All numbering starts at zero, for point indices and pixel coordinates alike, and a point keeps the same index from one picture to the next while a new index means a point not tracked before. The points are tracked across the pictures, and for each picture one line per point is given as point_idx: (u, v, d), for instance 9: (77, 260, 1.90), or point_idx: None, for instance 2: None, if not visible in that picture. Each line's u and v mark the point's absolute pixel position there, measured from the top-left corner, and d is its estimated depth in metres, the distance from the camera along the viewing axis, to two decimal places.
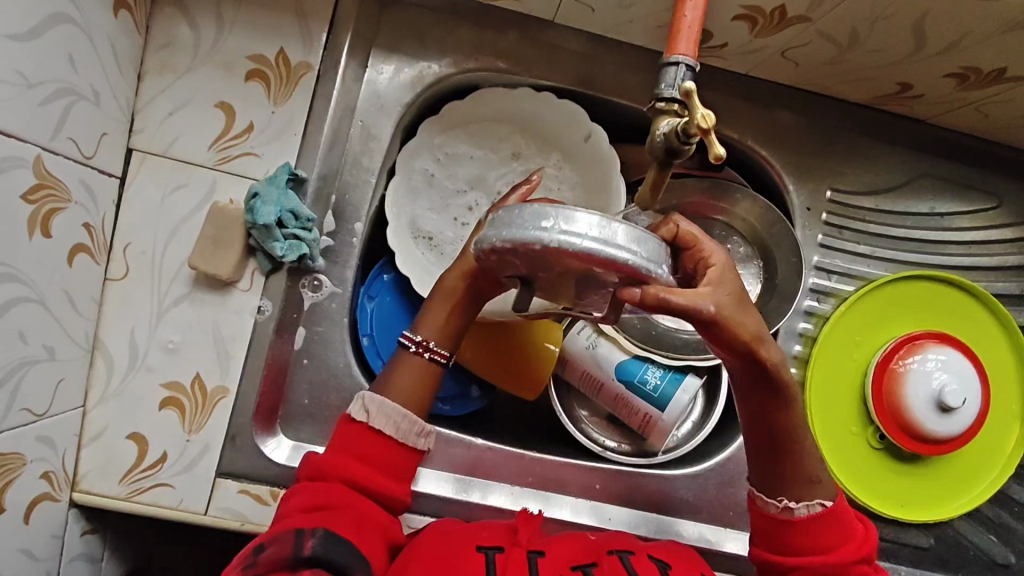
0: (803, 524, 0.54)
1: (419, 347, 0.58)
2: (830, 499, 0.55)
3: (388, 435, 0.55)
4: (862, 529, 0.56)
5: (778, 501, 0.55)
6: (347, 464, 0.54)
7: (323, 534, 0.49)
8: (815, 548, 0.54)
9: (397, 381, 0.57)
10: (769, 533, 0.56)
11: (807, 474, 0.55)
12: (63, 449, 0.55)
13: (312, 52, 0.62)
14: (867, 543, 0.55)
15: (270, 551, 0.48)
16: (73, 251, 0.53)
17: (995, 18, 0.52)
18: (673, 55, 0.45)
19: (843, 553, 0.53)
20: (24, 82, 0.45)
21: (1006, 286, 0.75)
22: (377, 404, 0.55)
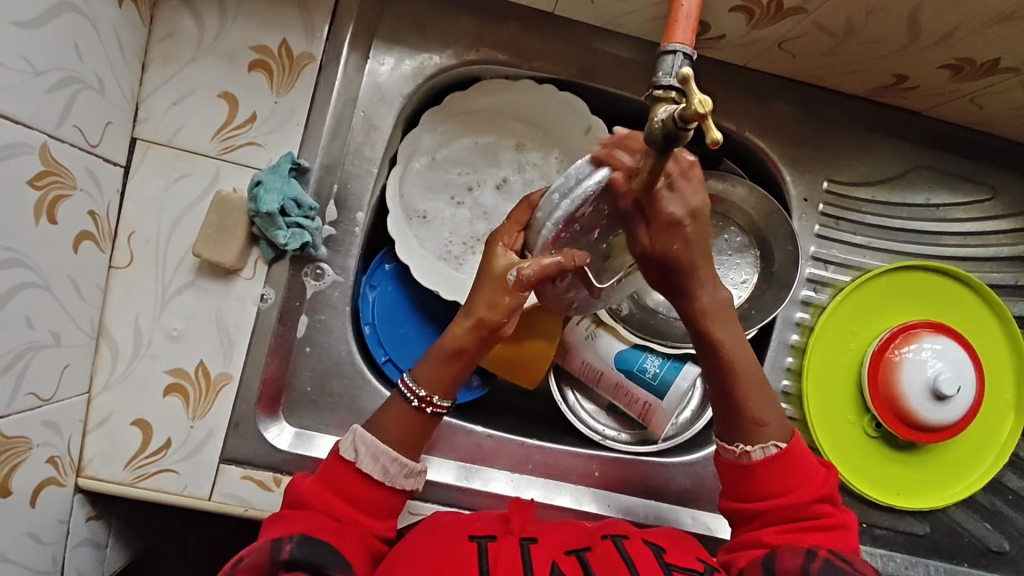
0: (759, 467, 0.56)
1: (421, 401, 0.57)
2: (784, 439, 0.57)
3: (376, 479, 0.55)
4: (825, 473, 0.57)
5: (736, 447, 0.57)
6: (329, 496, 0.55)
7: (299, 539, 0.50)
8: (775, 491, 0.55)
9: (390, 424, 0.57)
10: (732, 484, 0.57)
11: (751, 419, 0.57)
12: (68, 434, 0.56)
13: (314, 43, 0.62)
14: (827, 484, 0.56)
15: (249, 558, 0.49)
16: (78, 238, 0.54)
17: (987, 9, 0.53)
18: (671, 44, 0.46)
19: (801, 494, 0.55)
20: (31, 70, 0.46)
21: (1001, 277, 0.76)
22: (367, 446, 0.56)
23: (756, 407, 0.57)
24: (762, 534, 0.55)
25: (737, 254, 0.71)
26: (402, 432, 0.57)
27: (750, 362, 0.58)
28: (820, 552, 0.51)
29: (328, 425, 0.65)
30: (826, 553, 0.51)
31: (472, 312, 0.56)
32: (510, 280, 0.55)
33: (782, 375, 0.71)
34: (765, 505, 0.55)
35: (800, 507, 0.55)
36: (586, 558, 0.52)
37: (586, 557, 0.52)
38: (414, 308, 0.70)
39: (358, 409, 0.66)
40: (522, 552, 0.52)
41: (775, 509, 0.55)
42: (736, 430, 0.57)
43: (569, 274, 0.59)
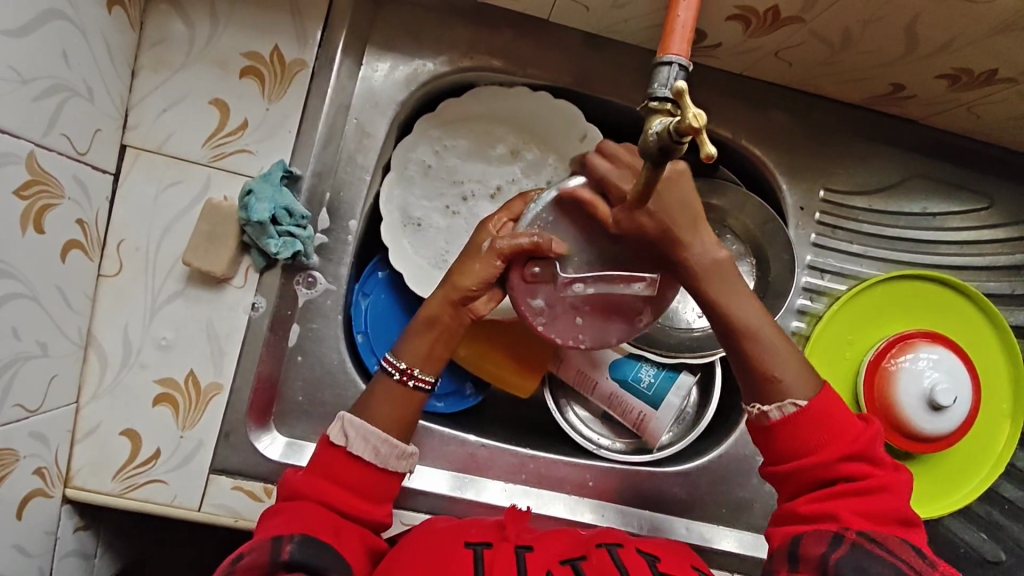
0: (781, 426, 0.53)
1: (403, 375, 0.57)
2: (803, 396, 0.53)
3: (367, 461, 0.55)
4: (857, 428, 0.53)
5: (753, 408, 0.55)
6: (323, 485, 0.54)
7: (299, 540, 0.49)
8: (804, 453, 0.53)
9: (377, 406, 0.57)
10: (763, 442, 0.55)
11: (765, 376, 0.54)
12: (55, 445, 0.55)
13: (306, 49, 0.61)
14: (859, 441, 0.52)
15: (248, 558, 0.48)
16: (66, 247, 0.53)
17: (986, 21, 0.53)
18: (667, 54, 0.45)
19: (831, 457, 0.52)
20: (17, 78, 0.45)
21: (998, 286, 0.75)
22: (354, 428, 0.55)
23: (768, 361, 0.54)
24: (797, 505, 0.53)
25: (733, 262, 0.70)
26: (390, 415, 0.56)
27: (754, 304, 0.55)
28: (848, 536, 0.50)
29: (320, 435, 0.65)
30: (854, 536, 0.49)
31: (448, 282, 0.58)
32: (484, 249, 0.56)
33: None
34: (795, 472, 0.53)
35: (831, 468, 0.52)
36: (580, 567, 0.52)
37: (581, 567, 0.52)
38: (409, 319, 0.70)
39: None
40: (517, 560, 0.51)
41: (806, 475, 0.53)
42: (754, 388, 0.54)
43: (543, 270, 0.55)
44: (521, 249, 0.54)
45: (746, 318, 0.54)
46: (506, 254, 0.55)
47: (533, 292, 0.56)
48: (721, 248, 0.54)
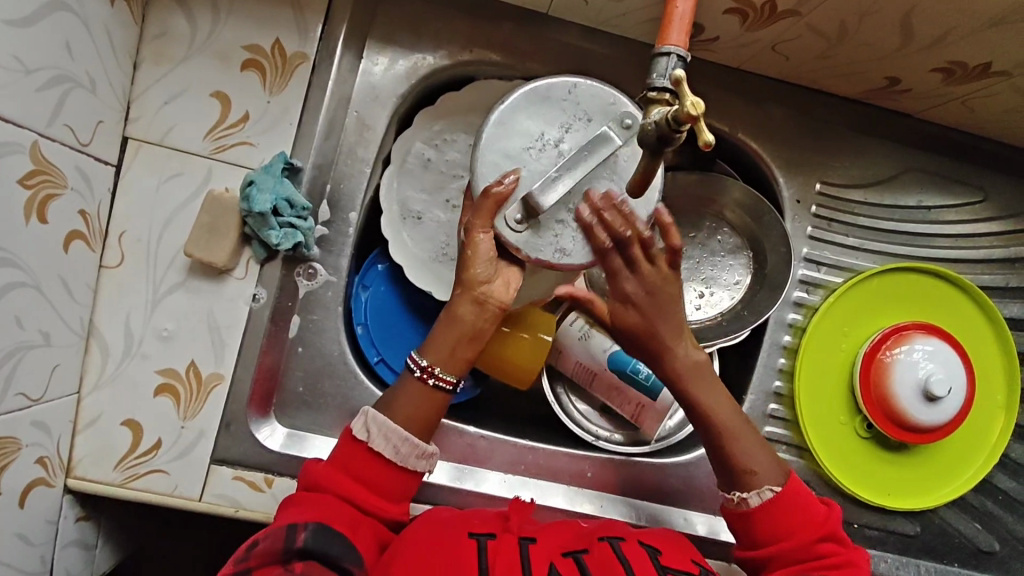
0: (760, 511, 0.56)
1: (424, 372, 0.57)
2: (778, 482, 0.57)
3: (387, 459, 0.55)
4: (825, 509, 0.57)
5: (733, 495, 0.57)
6: (343, 478, 0.54)
7: (314, 528, 0.50)
8: (777, 535, 0.55)
9: (401, 404, 0.57)
10: (739, 528, 0.58)
11: (740, 466, 0.57)
12: (57, 435, 0.56)
13: (307, 43, 0.62)
14: (828, 522, 0.56)
15: (264, 543, 0.49)
16: (68, 237, 0.53)
17: (978, 15, 0.53)
18: (665, 46, 0.46)
19: (802, 535, 0.55)
20: (22, 68, 0.46)
21: (992, 278, 0.76)
22: (377, 425, 0.55)
23: (745, 456, 0.57)
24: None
25: (727, 256, 0.72)
26: (413, 415, 0.57)
27: (730, 406, 0.58)
28: None
29: (320, 425, 0.65)
30: None
31: (462, 283, 0.57)
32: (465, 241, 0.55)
33: (774, 376, 0.72)
34: (771, 551, 0.55)
35: (807, 547, 0.55)
36: (582, 560, 0.53)
37: (583, 560, 0.53)
38: (407, 310, 0.71)
39: (352, 409, 0.66)
40: (520, 550, 0.52)
41: (781, 553, 0.55)
42: (731, 477, 0.58)
43: (523, 214, 0.54)
44: (490, 208, 0.53)
45: (721, 419, 0.58)
46: (488, 226, 0.54)
47: (536, 239, 0.55)
48: (702, 350, 0.58)
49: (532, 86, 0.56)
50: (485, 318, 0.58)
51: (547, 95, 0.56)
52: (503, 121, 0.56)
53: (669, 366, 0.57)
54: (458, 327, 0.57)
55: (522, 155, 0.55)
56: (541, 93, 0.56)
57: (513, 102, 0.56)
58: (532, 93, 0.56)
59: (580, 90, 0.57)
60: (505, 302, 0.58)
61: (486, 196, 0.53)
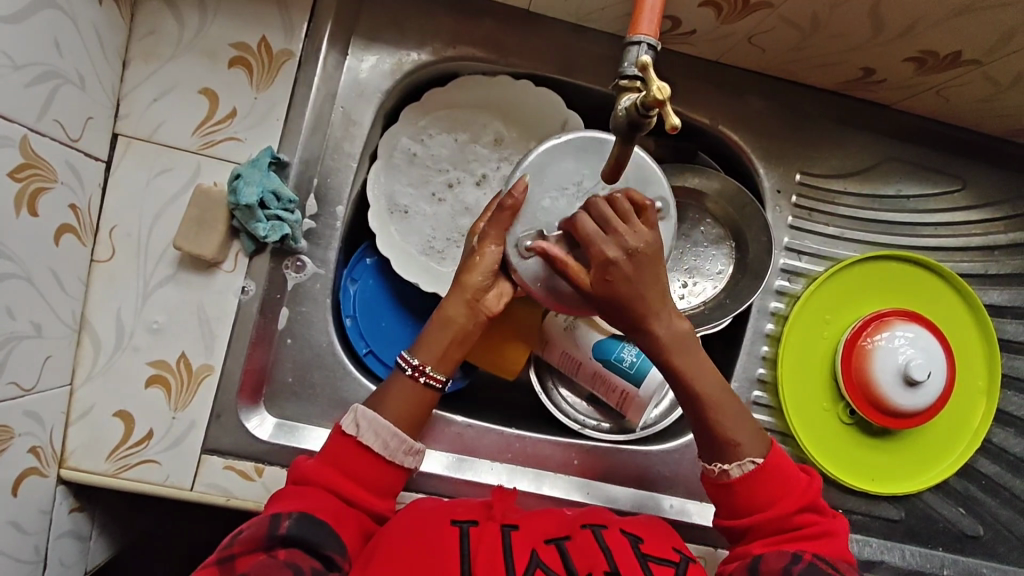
0: (739, 482, 0.57)
1: (414, 371, 0.58)
2: (760, 456, 0.58)
3: (376, 453, 0.56)
4: (804, 480, 0.59)
5: (715, 467, 0.58)
6: (331, 473, 0.55)
7: (298, 516, 0.51)
8: (758, 507, 0.57)
9: (390, 404, 0.58)
10: (721, 501, 0.59)
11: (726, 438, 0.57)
12: (50, 425, 0.57)
13: (293, 40, 0.63)
14: (807, 493, 0.58)
15: (249, 530, 0.50)
16: (59, 231, 0.55)
17: (944, 4, 0.55)
18: (636, 35, 0.48)
19: (785, 506, 0.57)
20: (10, 64, 0.47)
21: (972, 266, 0.77)
22: (367, 421, 0.56)
23: (730, 427, 0.57)
24: (750, 547, 0.57)
25: (711, 245, 0.73)
26: (401, 412, 0.58)
27: (715, 379, 0.58)
28: (804, 555, 0.54)
29: (309, 416, 0.66)
30: (810, 557, 0.54)
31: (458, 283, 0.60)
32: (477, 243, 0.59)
33: (757, 364, 0.73)
34: (753, 522, 0.57)
35: (789, 518, 0.57)
36: (565, 547, 0.53)
37: (565, 547, 0.53)
38: (395, 302, 0.72)
39: (341, 400, 0.67)
40: (503, 539, 0.53)
41: (764, 524, 0.56)
42: (713, 450, 0.58)
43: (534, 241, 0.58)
44: (506, 217, 0.57)
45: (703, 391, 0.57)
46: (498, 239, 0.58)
47: (537, 271, 0.58)
48: (686, 321, 0.57)
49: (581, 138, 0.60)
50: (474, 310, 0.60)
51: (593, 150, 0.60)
52: (553, 153, 0.59)
53: (651, 339, 0.56)
54: (444, 321, 0.59)
55: (554, 194, 0.59)
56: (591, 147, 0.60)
57: (569, 140, 0.60)
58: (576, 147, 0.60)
59: (630, 160, 0.60)
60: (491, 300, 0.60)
61: (502, 207, 0.58)
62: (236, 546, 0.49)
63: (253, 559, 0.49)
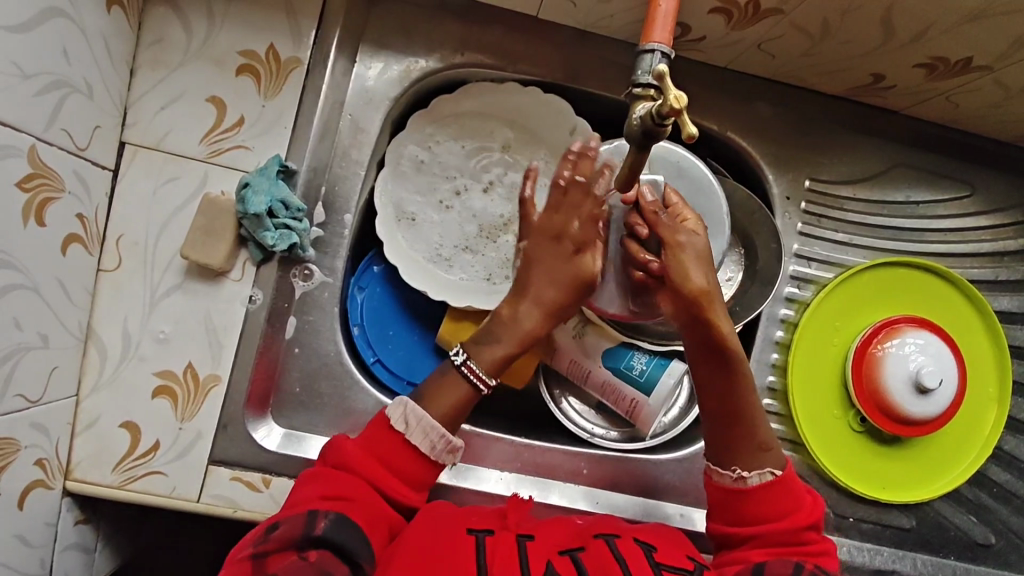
0: (756, 492, 0.57)
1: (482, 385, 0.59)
2: (779, 467, 0.57)
3: (421, 451, 0.56)
4: (811, 498, 0.58)
5: (731, 472, 0.57)
6: (371, 464, 0.55)
7: (334, 518, 0.51)
8: (764, 517, 0.56)
9: (440, 398, 0.57)
10: (723, 506, 0.58)
11: (755, 442, 0.58)
12: (56, 436, 0.56)
13: (301, 48, 0.63)
14: (815, 511, 0.57)
15: (282, 529, 0.49)
16: (67, 240, 0.54)
17: (955, 11, 0.54)
18: (649, 43, 0.47)
19: (793, 521, 0.56)
20: (19, 73, 0.47)
21: (982, 272, 0.77)
22: (417, 420, 0.56)
23: (762, 428, 0.58)
24: (750, 554, 0.55)
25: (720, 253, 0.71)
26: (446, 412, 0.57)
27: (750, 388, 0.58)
28: (807, 566, 0.53)
29: (316, 426, 0.66)
30: (812, 567, 0.53)
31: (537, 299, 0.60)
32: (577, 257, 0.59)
33: (767, 372, 0.72)
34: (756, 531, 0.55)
35: (795, 533, 0.55)
36: (579, 558, 0.52)
37: (580, 558, 0.52)
38: (402, 309, 0.71)
39: (349, 410, 0.66)
40: (518, 549, 0.52)
41: (769, 535, 0.55)
42: (730, 452, 0.58)
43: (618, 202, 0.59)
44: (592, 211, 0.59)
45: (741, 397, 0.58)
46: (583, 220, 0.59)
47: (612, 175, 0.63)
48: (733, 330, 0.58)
49: (676, 157, 0.64)
50: (568, 295, 0.59)
51: (683, 172, 0.64)
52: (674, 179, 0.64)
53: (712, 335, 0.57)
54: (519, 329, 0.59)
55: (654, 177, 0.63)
56: (680, 168, 0.64)
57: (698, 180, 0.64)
58: (670, 164, 0.64)
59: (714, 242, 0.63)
60: (575, 296, 0.60)
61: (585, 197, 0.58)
62: (269, 543, 0.49)
63: (286, 560, 0.48)
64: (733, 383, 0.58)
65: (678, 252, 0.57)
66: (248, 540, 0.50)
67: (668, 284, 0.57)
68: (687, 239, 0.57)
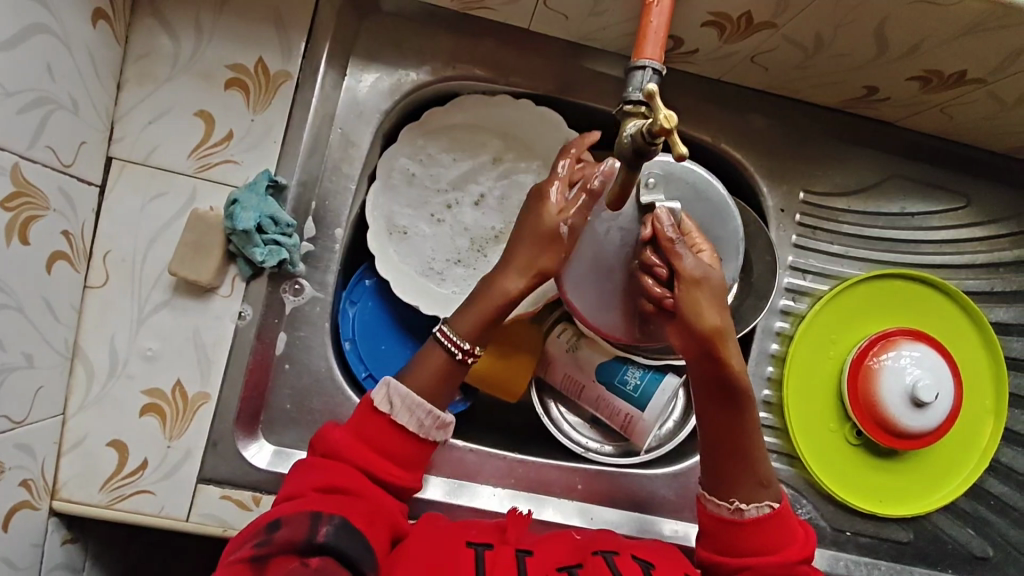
0: (752, 524, 0.56)
1: (466, 354, 0.59)
2: (777, 500, 0.57)
3: (409, 429, 0.57)
4: (802, 531, 0.57)
5: (730, 504, 0.57)
6: (362, 449, 0.56)
7: (337, 524, 0.49)
8: (756, 548, 0.55)
9: (422, 376, 0.59)
10: (713, 536, 0.57)
11: (756, 475, 0.57)
12: (42, 457, 0.55)
13: (290, 61, 0.62)
14: (809, 544, 0.57)
15: (284, 531, 0.47)
16: (52, 258, 0.53)
17: (951, 24, 0.54)
18: (640, 60, 0.47)
19: (786, 554, 0.55)
20: (2, 91, 0.46)
21: (978, 283, 0.76)
22: (400, 397, 0.57)
23: (762, 463, 0.58)
24: None
25: None
26: (430, 386, 0.58)
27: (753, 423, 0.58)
28: None
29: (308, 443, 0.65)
30: None
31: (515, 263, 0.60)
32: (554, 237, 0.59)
33: (763, 385, 0.72)
34: (749, 561, 0.55)
35: (789, 566, 0.55)
36: None
37: None
38: (395, 324, 0.71)
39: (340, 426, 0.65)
40: (517, 563, 0.51)
41: (761, 565, 0.55)
42: (732, 485, 0.57)
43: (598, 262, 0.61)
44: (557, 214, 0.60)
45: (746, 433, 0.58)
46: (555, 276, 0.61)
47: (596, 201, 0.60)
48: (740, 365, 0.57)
49: (695, 178, 0.63)
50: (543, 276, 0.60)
51: (700, 195, 0.63)
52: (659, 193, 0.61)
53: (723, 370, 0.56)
54: (495, 297, 0.60)
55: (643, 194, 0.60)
56: (698, 190, 0.63)
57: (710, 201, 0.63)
58: (688, 185, 0.63)
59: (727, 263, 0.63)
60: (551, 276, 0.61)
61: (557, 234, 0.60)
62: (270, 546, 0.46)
63: (287, 563, 0.45)
64: (738, 417, 0.57)
65: (683, 283, 0.55)
66: (249, 539, 0.47)
67: (677, 319, 0.56)
68: (703, 274, 0.56)
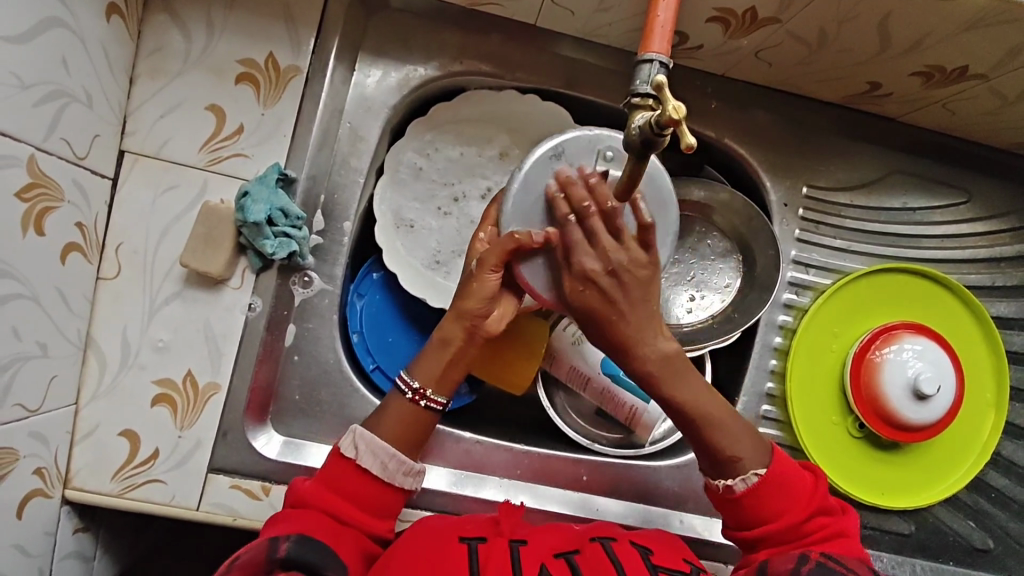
0: (744, 496, 0.56)
1: (415, 394, 0.58)
2: (762, 466, 0.57)
3: (375, 475, 0.55)
4: (808, 484, 0.57)
5: (717, 482, 0.57)
6: (329, 495, 0.54)
7: (296, 539, 0.51)
8: (764, 518, 0.56)
9: (389, 425, 0.57)
10: (723, 512, 0.58)
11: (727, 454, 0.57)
12: (55, 445, 0.56)
13: (300, 56, 0.63)
14: (816, 497, 0.57)
15: (245, 556, 0.49)
16: (66, 249, 0.54)
17: (953, 21, 0.55)
18: (647, 52, 0.48)
19: (792, 516, 0.55)
20: (19, 84, 0.47)
21: (979, 278, 0.77)
22: (365, 442, 0.55)
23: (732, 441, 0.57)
24: (757, 556, 0.56)
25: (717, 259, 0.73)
26: (395, 431, 0.57)
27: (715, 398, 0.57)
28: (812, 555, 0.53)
29: (316, 433, 0.66)
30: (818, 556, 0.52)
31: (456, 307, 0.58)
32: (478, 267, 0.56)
33: (765, 378, 0.72)
34: (760, 533, 0.56)
35: (797, 529, 0.55)
36: (575, 561, 0.52)
37: (575, 560, 0.52)
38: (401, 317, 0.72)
39: (348, 417, 0.66)
40: (511, 554, 0.52)
41: (772, 535, 0.55)
42: (715, 465, 0.57)
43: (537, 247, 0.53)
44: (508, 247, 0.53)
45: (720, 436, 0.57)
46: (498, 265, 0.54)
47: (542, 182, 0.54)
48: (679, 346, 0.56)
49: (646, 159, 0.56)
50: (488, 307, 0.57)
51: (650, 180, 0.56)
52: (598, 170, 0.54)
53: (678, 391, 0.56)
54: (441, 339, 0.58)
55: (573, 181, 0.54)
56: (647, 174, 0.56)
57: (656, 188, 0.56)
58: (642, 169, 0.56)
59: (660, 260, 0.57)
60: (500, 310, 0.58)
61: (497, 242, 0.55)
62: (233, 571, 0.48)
63: None
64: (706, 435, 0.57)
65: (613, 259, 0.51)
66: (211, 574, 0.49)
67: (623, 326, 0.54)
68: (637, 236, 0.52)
